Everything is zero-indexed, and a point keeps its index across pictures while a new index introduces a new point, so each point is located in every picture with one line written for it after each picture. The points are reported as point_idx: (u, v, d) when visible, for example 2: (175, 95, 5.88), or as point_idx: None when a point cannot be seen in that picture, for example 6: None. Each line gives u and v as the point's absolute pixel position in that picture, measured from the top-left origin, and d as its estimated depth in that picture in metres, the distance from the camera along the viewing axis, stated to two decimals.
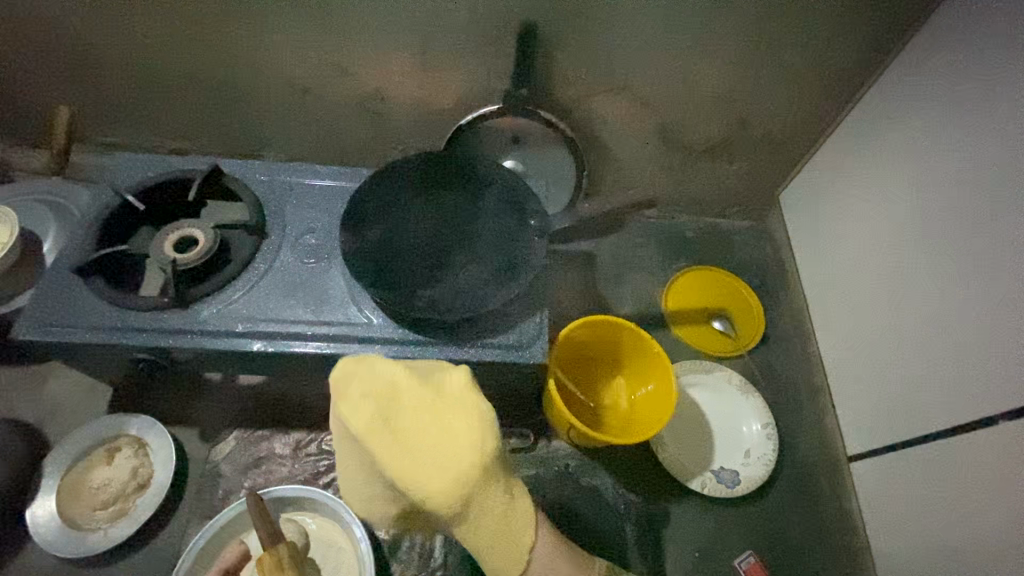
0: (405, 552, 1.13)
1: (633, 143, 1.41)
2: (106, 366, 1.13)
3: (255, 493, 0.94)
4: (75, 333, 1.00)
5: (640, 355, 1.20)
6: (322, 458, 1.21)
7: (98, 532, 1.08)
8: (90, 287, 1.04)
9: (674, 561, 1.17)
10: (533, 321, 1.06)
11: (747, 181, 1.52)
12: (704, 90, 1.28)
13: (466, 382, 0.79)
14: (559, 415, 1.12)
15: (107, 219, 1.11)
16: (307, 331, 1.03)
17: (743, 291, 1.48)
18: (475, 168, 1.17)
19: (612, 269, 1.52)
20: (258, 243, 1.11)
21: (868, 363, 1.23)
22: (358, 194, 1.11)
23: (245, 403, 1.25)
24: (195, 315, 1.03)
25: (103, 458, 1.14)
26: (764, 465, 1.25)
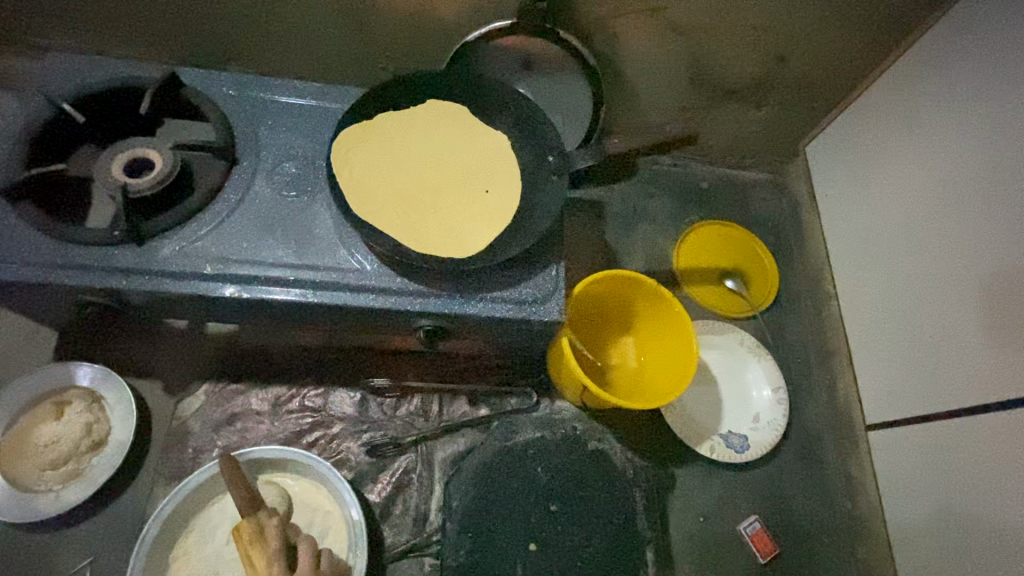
0: (399, 516, 1.05)
1: (656, 78, 1.26)
2: (49, 309, 0.97)
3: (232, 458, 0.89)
4: (4, 269, 0.83)
5: (658, 316, 1.10)
6: (304, 415, 1.09)
7: (48, 495, 0.96)
8: (20, 214, 0.86)
9: (679, 529, 1.12)
10: (549, 274, 0.94)
11: (772, 129, 1.40)
12: (743, 20, 1.12)
13: (508, 157, 0.98)
14: (570, 375, 1.02)
15: (41, 133, 0.92)
16: (289, 277, 0.89)
17: (761, 252, 1.37)
18: (483, 97, 1.03)
19: (621, 219, 1.40)
20: (227, 170, 0.94)
21: (888, 328, 1.17)
22: (343, 120, 0.95)
23: (217, 353, 1.11)
24: (154, 253, 0.88)
25: (50, 413, 1.00)
26: (774, 430, 1.19)
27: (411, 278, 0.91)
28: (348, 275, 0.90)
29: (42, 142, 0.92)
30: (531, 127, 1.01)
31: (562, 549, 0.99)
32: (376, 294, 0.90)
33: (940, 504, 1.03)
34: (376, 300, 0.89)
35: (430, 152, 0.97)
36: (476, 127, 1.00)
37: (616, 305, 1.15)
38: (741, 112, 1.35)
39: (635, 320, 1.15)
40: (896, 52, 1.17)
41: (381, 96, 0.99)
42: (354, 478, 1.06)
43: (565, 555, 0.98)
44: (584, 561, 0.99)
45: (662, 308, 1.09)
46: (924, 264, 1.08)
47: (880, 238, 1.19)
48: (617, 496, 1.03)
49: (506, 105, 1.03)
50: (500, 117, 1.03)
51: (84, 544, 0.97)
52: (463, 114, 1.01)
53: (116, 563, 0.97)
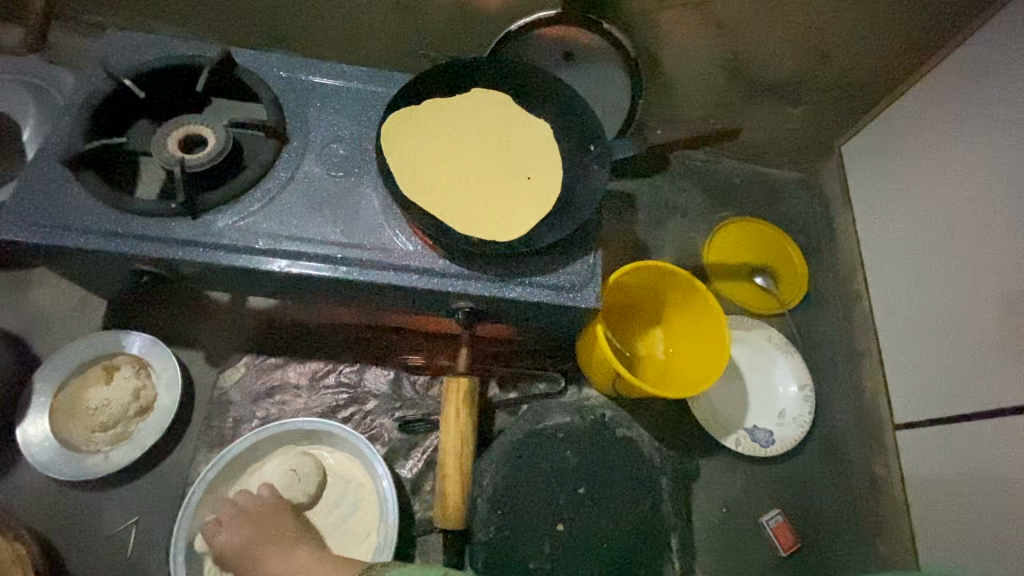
0: (428, 492, 1.08)
1: (693, 71, 1.27)
2: (102, 277, 1.01)
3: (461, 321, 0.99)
4: (68, 236, 0.87)
5: (689, 311, 1.12)
6: (339, 391, 1.13)
7: (97, 455, 1.00)
8: (82, 184, 0.90)
9: (700, 518, 1.14)
10: (587, 262, 0.96)
11: (807, 127, 1.40)
12: (786, 15, 1.12)
13: (552, 149, 0.99)
14: (599, 363, 1.04)
15: (102, 106, 0.95)
16: (336, 254, 0.91)
17: (798, 259, 1.37)
18: (527, 85, 1.04)
19: (652, 212, 1.41)
20: (278, 149, 0.97)
21: (916, 330, 1.17)
22: (391, 103, 0.97)
23: (257, 328, 1.15)
24: (209, 226, 0.91)
25: (100, 377, 1.04)
26: (800, 427, 1.20)
27: (453, 260, 0.93)
28: (392, 255, 0.92)
29: (103, 114, 0.95)
30: (573, 116, 1.02)
31: (587, 531, 1.01)
32: (419, 274, 0.92)
33: (961, 505, 1.03)
34: (419, 279, 0.92)
35: (475, 139, 0.98)
36: (524, 118, 1.01)
37: (646, 298, 1.17)
38: (777, 109, 1.35)
39: (666, 312, 1.17)
40: (940, 52, 1.16)
41: (428, 81, 1.01)
42: (386, 454, 1.10)
43: (589, 537, 1.00)
44: (609, 543, 1.01)
45: (694, 301, 1.10)
46: (954, 266, 1.08)
47: (911, 240, 1.19)
48: (642, 483, 1.05)
49: (549, 94, 1.04)
50: (543, 106, 1.04)
51: (129, 503, 1.02)
52: (508, 102, 1.02)
53: (159, 523, 1.01)
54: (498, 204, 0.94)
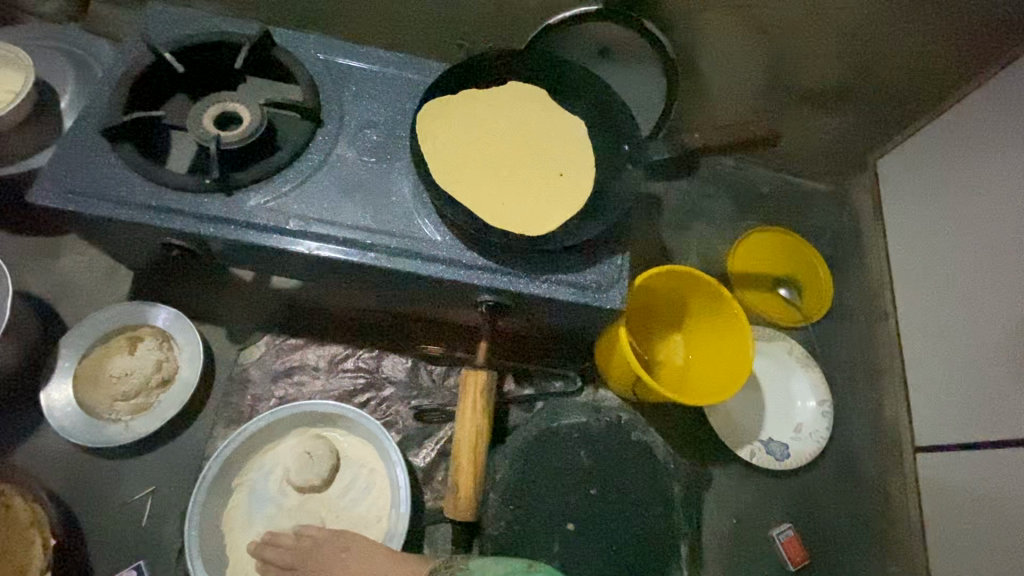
0: (440, 482, 1.08)
1: (730, 73, 1.25)
2: (131, 249, 1.02)
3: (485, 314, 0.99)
4: (103, 206, 0.88)
5: (713, 319, 1.10)
6: (357, 375, 1.13)
7: (118, 424, 1.01)
8: (118, 155, 0.90)
9: (711, 526, 1.13)
10: (614, 263, 0.95)
11: (842, 138, 1.37)
12: (830, 18, 1.09)
13: (587, 147, 0.97)
14: (619, 366, 1.03)
15: (141, 79, 0.96)
16: (365, 240, 0.91)
17: (824, 272, 1.33)
18: (564, 80, 1.03)
19: (678, 216, 1.40)
20: (312, 131, 0.97)
21: (941, 352, 1.14)
22: (427, 91, 0.97)
23: (279, 307, 1.15)
24: (241, 204, 0.91)
25: (124, 347, 1.05)
26: (816, 442, 1.19)
27: (482, 253, 0.93)
28: (420, 244, 0.92)
29: (142, 87, 0.96)
30: (608, 114, 1.01)
31: (598, 532, 1.00)
32: (445, 265, 0.92)
33: (980, 532, 1.01)
34: (445, 270, 0.92)
35: (510, 131, 0.97)
36: (560, 114, 1.00)
37: (668, 304, 1.17)
38: (812, 117, 1.33)
39: (688, 317, 1.15)
40: (990, 67, 1.11)
41: (463, 71, 1.00)
42: (400, 441, 1.10)
43: (600, 538, 1.00)
44: (620, 546, 1.00)
45: (719, 308, 1.08)
46: (986, 288, 1.05)
47: (942, 261, 1.15)
48: (654, 488, 1.04)
49: (586, 89, 1.02)
50: (579, 102, 1.03)
51: (146, 474, 1.03)
52: (545, 96, 1.01)
53: (175, 495, 1.02)
54: (529, 198, 0.93)
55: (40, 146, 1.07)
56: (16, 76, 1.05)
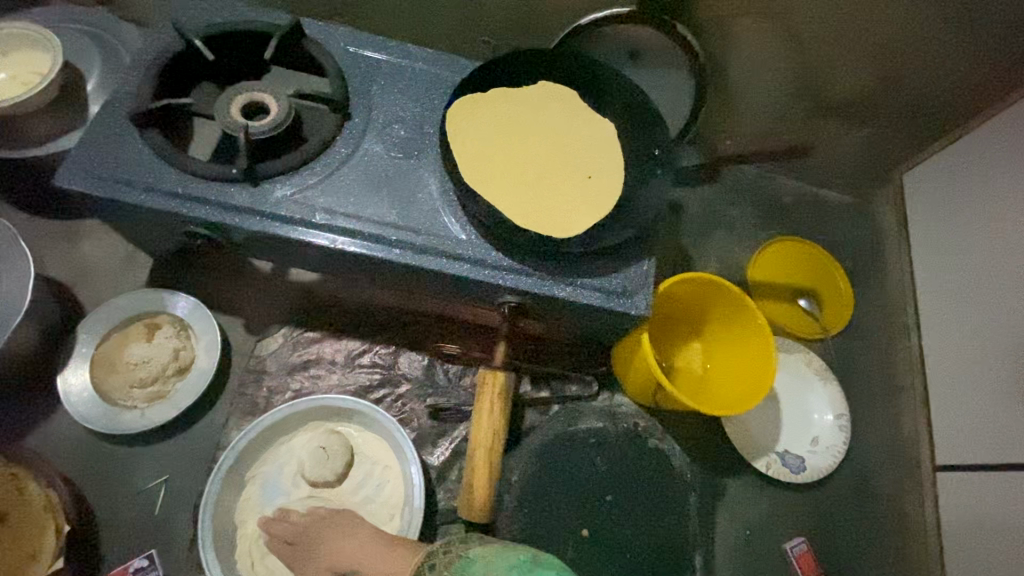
0: (453, 482, 1.08)
1: (758, 79, 1.24)
2: (153, 236, 1.01)
3: (506, 316, 0.98)
4: (129, 191, 0.87)
5: (735, 328, 1.09)
6: (372, 371, 1.12)
7: (134, 411, 1.01)
8: (145, 141, 0.90)
9: (725, 537, 1.12)
10: (640, 268, 0.94)
11: (866, 151, 1.35)
12: (865, 26, 1.09)
13: (616, 149, 0.96)
14: (638, 373, 1.02)
15: (171, 65, 0.95)
16: (390, 236, 0.91)
17: (845, 287, 1.31)
18: (595, 81, 1.02)
19: (699, 223, 1.39)
20: (340, 124, 0.96)
21: (964, 371, 1.12)
22: (457, 88, 0.96)
23: (297, 300, 1.15)
24: (267, 195, 0.90)
25: (142, 334, 1.05)
26: (833, 456, 1.18)
27: (507, 254, 0.92)
28: (445, 242, 0.91)
29: (171, 73, 0.95)
30: (639, 117, 1.00)
31: (612, 538, 1.00)
32: (469, 264, 0.91)
33: (999, 555, 0.99)
34: (469, 269, 0.91)
35: (540, 131, 0.96)
36: (591, 115, 0.98)
37: (688, 311, 1.16)
38: (838, 129, 1.31)
39: (709, 326, 1.14)
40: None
41: (494, 69, 1.00)
42: (415, 439, 1.09)
43: (614, 545, 0.99)
44: (634, 554, 0.99)
45: (742, 318, 1.07)
46: (1012, 308, 1.03)
47: (967, 278, 1.13)
48: (670, 497, 1.03)
49: (617, 92, 1.01)
50: (609, 104, 1.01)
51: (160, 462, 1.02)
52: (574, 97, 1.00)
53: (188, 484, 1.02)
54: (557, 199, 0.92)
55: (66, 128, 1.07)
56: (45, 58, 1.05)
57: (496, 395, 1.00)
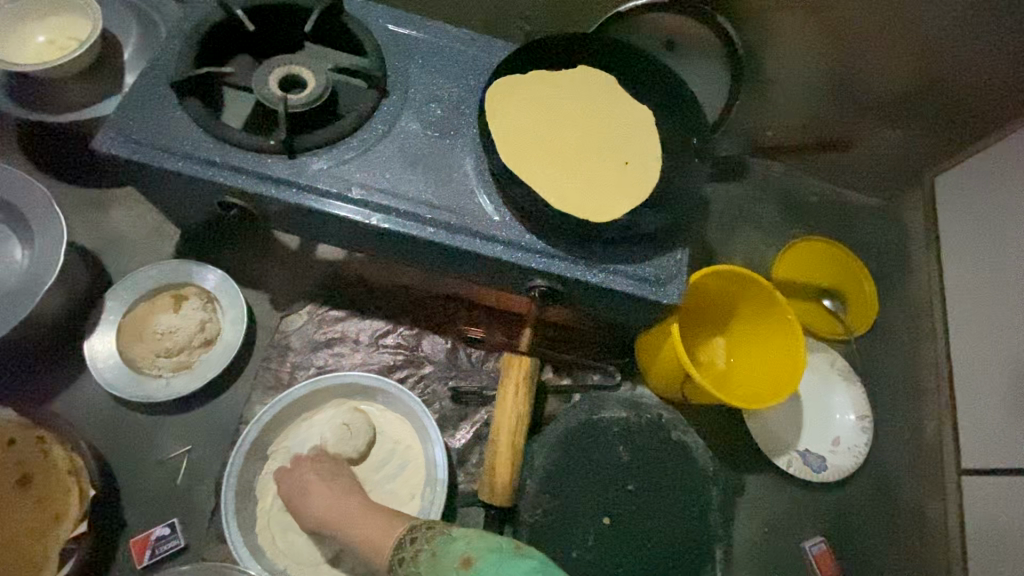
0: (474, 465, 1.07)
1: (793, 75, 1.23)
2: (185, 206, 1.01)
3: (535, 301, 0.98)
4: (167, 158, 0.87)
5: (763, 324, 1.09)
6: (396, 352, 1.12)
7: (159, 380, 1.01)
8: (185, 109, 0.90)
9: (744, 532, 1.13)
10: (674, 257, 0.93)
11: (898, 153, 1.32)
12: (906, 24, 1.07)
13: (654, 137, 0.95)
14: (666, 365, 1.02)
15: (211, 35, 0.95)
16: (425, 214, 0.90)
17: (870, 288, 1.30)
18: (634, 69, 1.01)
19: (725, 219, 1.38)
20: (378, 101, 0.96)
21: (991, 377, 1.10)
22: (497, 70, 0.96)
23: (323, 277, 1.14)
24: (304, 168, 0.90)
25: (169, 304, 1.05)
26: (854, 457, 1.17)
27: (541, 236, 0.91)
28: (479, 222, 0.91)
29: (211, 43, 0.95)
30: (677, 105, 0.99)
31: (633, 528, 0.99)
32: (503, 245, 0.91)
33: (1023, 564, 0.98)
34: (503, 250, 0.90)
35: (577, 115, 0.96)
36: (629, 102, 0.98)
37: (715, 306, 1.15)
38: (867, 130, 1.30)
39: (735, 320, 1.14)
40: None
41: (534, 53, 0.99)
42: (437, 421, 1.09)
43: (635, 535, 0.99)
44: (654, 545, 0.99)
45: (771, 312, 1.07)
46: None
47: (993, 283, 1.11)
48: (692, 490, 1.03)
49: (656, 80, 1.01)
50: (648, 92, 1.01)
51: (183, 433, 1.02)
52: (613, 83, 0.99)
53: (210, 456, 1.02)
54: (595, 183, 0.91)
55: (102, 96, 1.07)
56: (84, 24, 1.05)
57: (522, 379, 0.99)
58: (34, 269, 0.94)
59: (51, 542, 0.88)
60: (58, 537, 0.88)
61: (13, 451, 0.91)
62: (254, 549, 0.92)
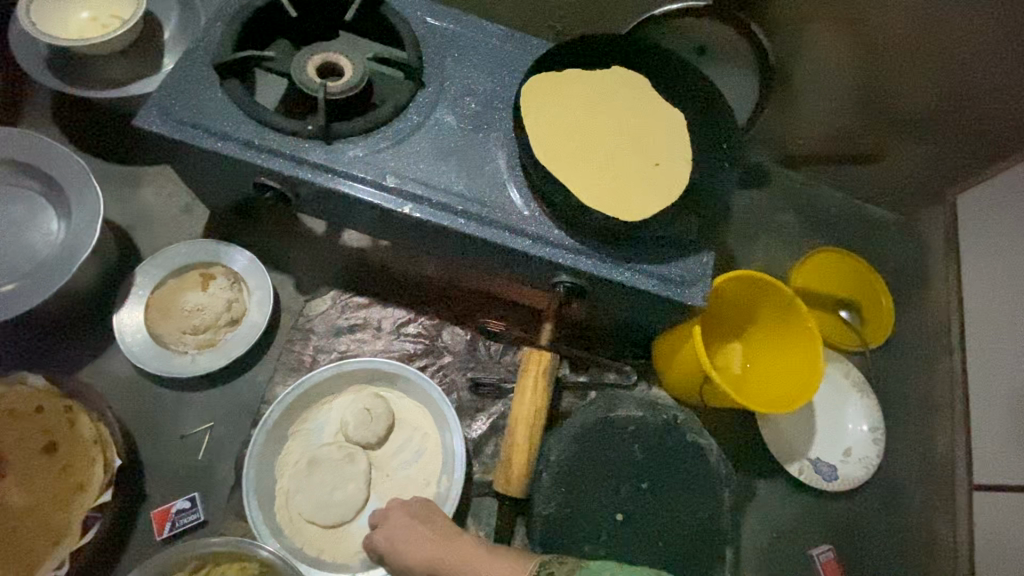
0: (489, 457, 1.08)
1: (822, 85, 1.24)
2: (217, 187, 1.02)
3: (559, 297, 0.99)
4: (207, 138, 0.89)
5: (782, 332, 1.10)
6: (417, 341, 1.13)
7: (185, 356, 1.02)
8: (225, 90, 0.91)
9: (752, 537, 1.14)
10: (700, 260, 0.94)
11: (926, 170, 1.29)
12: (938, 39, 1.07)
13: (685, 140, 0.96)
14: (684, 367, 1.03)
15: (254, 19, 0.96)
16: (456, 205, 0.91)
17: (887, 302, 1.31)
18: (667, 72, 1.02)
19: (745, 226, 1.39)
20: (414, 92, 0.97)
21: (1008, 396, 1.10)
22: (534, 67, 0.97)
23: (348, 264, 1.16)
24: (340, 154, 0.92)
25: (197, 282, 1.06)
26: (865, 467, 1.17)
27: (570, 233, 0.93)
28: (510, 216, 0.92)
29: (253, 27, 0.97)
30: (710, 110, 1.00)
31: (645, 526, 1.00)
32: (532, 239, 0.92)
33: None
34: (532, 245, 0.92)
35: (610, 114, 0.97)
36: (660, 104, 0.99)
37: (733, 312, 1.16)
38: (894, 147, 1.29)
39: (753, 326, 1.14)
40: None
41: (570, 52, 1.01)
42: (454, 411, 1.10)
43: (647, 532, 1.00)
44: (666, 543, 1.00)
45: (791, 320, 1.07)
46: None
47: (1014, 301, 1.11)
48: (704, 491, 1.03)
49: (689, 84, 1.02)
50: (680, 95, 1.01)
51: (205, 410, 1.04)
52: (645, 85, 1.00)
53: (230, 434, 1.04)
54: (625, 182, 0.92)
55: (143, 74, 1.09)
56: (128, 4, 1.08)
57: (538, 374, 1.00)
58: (70, 241, 0.96)
59: (74, 509, 0.89)
60: (82, 505, 0.89)
61: (40, 419, 0.93)
62: (273, 527, 0.94)
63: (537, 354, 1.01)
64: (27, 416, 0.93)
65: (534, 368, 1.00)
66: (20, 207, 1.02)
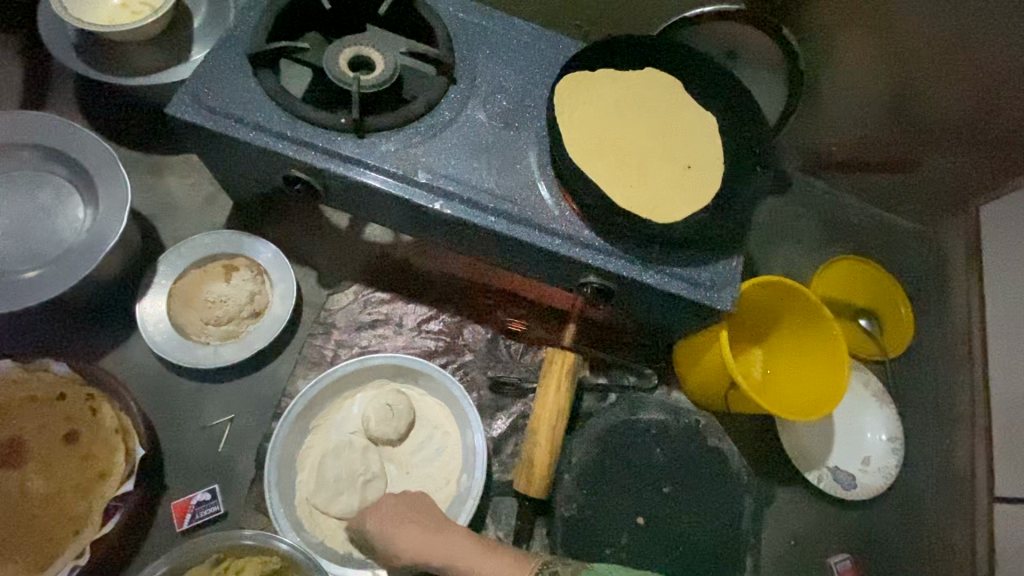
0: (508, 457, 1.08)
1: (850, 92, 1.23)
2: (245, 178, 1.02)
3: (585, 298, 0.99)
4: (239, 130, 0.89)
5: (806, 339, 1.09)
6: (438, 338, 1.12)
7: (207, 347, 1.02)
8: (258, 81, 0.91)
9: (769, 542, 1.14)
10: (730, 265, 0.94)
11: (952, 182, 1.28)
12: (970, 49, 1.06)
13: (716, 144, 0.96)
14: (709, 371, 1.02)
15: (287, 10, 0.96)
16: (487, 203, 0.91)
17: (907, 312, 1.28)
18: (700, 75, 1.02)
19: (767, 231, 1.38)
20: (446, 88, 0.96)
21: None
22: (567, 66, 0.96)
23: (372, 259, 1.16)
24: (371, 148, 0.91)
25: (220, 273, 1.06)
26: (884, 477, 1.17)
27: (601, 234, 0.92)
28: (541, 215, 0.92)
29: (286, 17, 0.96)
30: (742, 114, 0.99)
31: (666, 530, 1.00)
32: (562, 239, 0.91)
33: None
34: (562, 245, 0.91)
35: (642, 116, 0.96)
36: (693, 108, 0.98)
37: (755, 317, 1.15)
38: (923, 156, 1.28)
39: (776, 332, 1.14)
40: None
41: (604, 52, 1.00)
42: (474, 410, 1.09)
43: (668, 537, 1.00)
44: (687, 548, 1.00)
45: (817, 326, 1.06)
46: None
47: None
48: (725, 496, 1.03)
49: (722, 87, 1.01)
50: (712, 98, 1.01)
51: (227, 402, 1.04)
52: (678, 87, 0.99)
53: (252, 426, 1.04)
54: (657, 184, 0.91)
55: (171, 61, 1.08)
56: None
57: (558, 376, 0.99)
58: (96, 229, 0.96)
59: (96, 498, 0.89)
60: (103, 495, 0.89)
61: (63, 407, 0.93)
62: (294, 521, 0.94)
63: (558, 356, 1.00)
64: (48, 403, 0.93)
65: (556, 369, 0.99)
66: (46, 193, 1.01)
